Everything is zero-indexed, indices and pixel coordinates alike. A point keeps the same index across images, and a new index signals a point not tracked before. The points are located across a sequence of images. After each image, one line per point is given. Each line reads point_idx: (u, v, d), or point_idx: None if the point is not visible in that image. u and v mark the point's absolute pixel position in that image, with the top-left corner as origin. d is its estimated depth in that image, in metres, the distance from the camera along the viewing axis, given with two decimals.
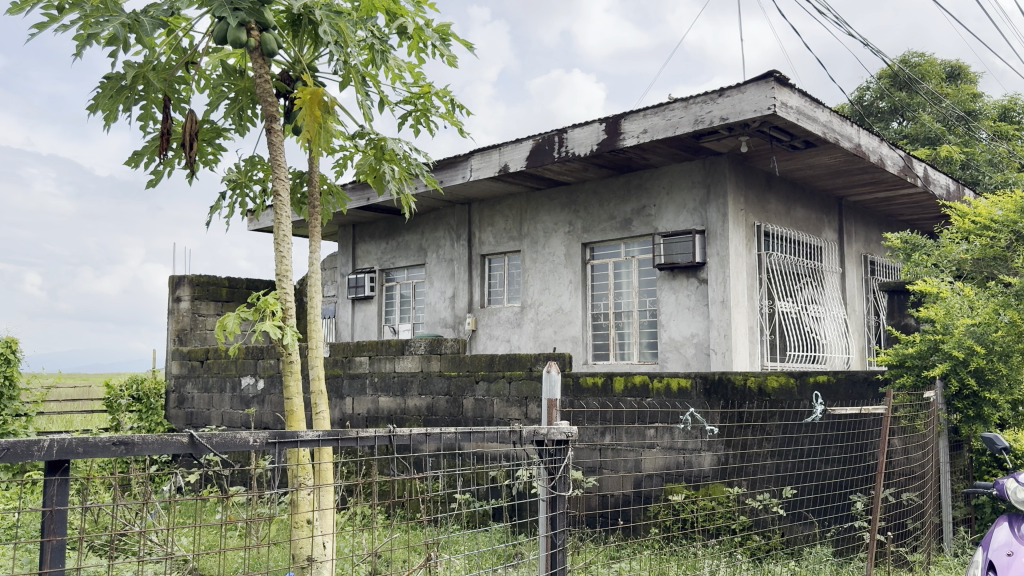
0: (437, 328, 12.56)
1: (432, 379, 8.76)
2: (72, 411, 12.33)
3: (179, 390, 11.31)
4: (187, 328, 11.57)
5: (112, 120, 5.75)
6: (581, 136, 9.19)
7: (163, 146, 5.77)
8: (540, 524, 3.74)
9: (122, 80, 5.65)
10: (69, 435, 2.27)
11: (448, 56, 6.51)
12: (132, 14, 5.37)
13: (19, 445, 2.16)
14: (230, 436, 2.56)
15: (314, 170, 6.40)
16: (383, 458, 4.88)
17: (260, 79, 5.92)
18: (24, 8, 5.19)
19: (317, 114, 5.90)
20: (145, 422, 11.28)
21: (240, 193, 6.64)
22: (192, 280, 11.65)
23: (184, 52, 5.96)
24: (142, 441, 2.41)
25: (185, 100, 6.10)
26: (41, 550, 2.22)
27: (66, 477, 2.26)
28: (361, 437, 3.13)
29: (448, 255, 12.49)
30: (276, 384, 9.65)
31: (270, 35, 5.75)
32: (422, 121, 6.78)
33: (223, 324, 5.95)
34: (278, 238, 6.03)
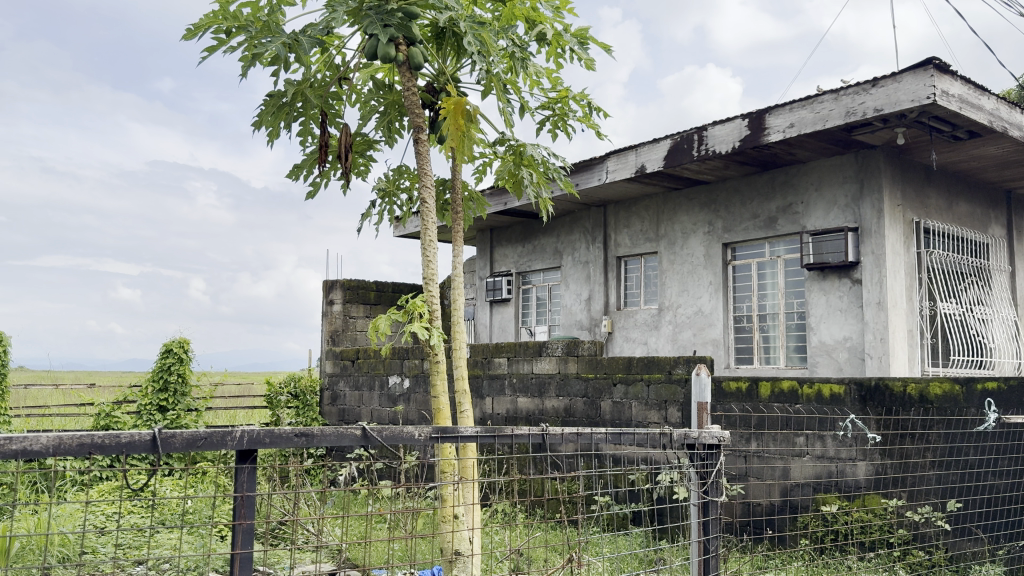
0: (573, 331, 12.61)
1: (570, 381, 8.81)
2: (237, 406, 13.22)
3: (332, 388, 11.92)
4: (339, 330, 12.14)
5: (275, 135, 6.17)
6: (723, 133, 8.99)
7: (320, 159, 6.13)
8: (692, 530, 3.70)
9: (282, 98, 6.04)
10: (256, 426, 2.49)
11: (587, 59, 6.56)
12: (292, 35, 5.74)
13: (215, 435, 2.37)
14: (399, 430, 2.75)
15: (457, 178, 6.59)
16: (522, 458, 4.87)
17: (408, 92, 6.16)
18: (197, 34, 5.66)
19: (461, 123, 6.08)
20: (302, 417, 11.96)
21: (389, 202, 6.95)
22: (343, 284, 12.25)
23: (337, 68, 6.30)
24: (320, 433, 2.60)
25: (339, 115, 6.45)
26: (233, 532, 2.43)
27: (254, 466, 2.46)
28: (515, 434, 3.24)
29: (584, 257, 12.51)
30: (420, 383, 10.00)
31: (417, 49, 5.99)
32: (560, 125, 6.85)
33: (375, 326, 6.21)
34: (425, 243, 6.24)
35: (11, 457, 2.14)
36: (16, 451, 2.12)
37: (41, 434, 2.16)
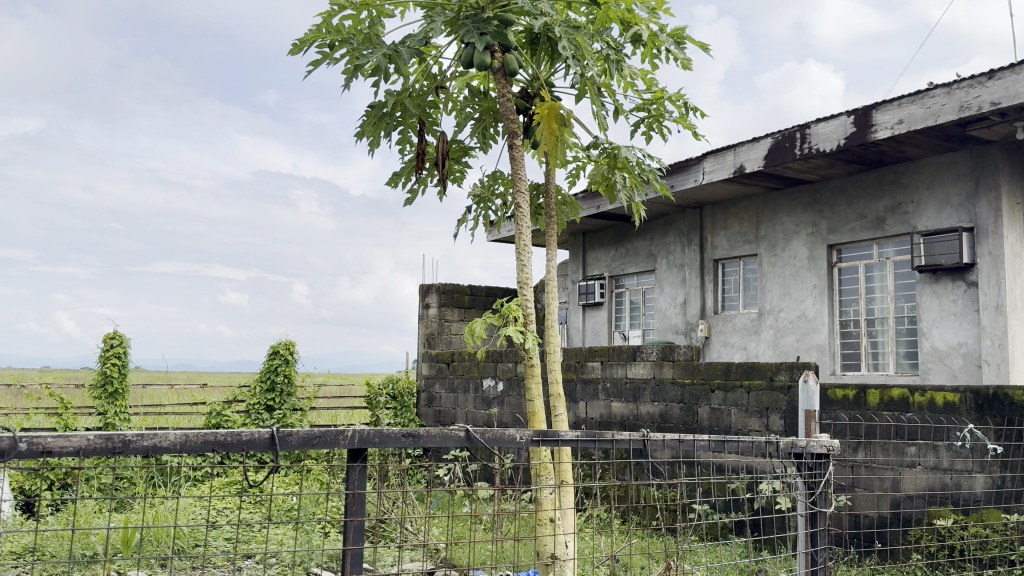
0: (668, 335, 12.45)
1: (666, 387, 8.70)
2: (338, 407, 13.64)
3: (429, 390, 12.14)
4: (435, 333, 12.36)
5: (375, 144, 6.35)
6: (826, 131, 8.71)
7: (418, 166, 6.26)
8: (799, 541, 3.61)
9: (383, 108, 6.21)
10: (366, 426, 2.58)
11: (683, 59, 6.48)
12: (392, 46, 5.89)
13: (329, 434, 2.47)
14: (501, 432, 2.82)
15: (551, 182, 6.61)
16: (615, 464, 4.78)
17: (503, 98, 6.23)
18: (303, 48, 5.89)
19: (555, 128, 6.10)
20: (400, 418, 12.24)
21: (484, 207, 7.04)
22: (439, 288, 12.45)
23: (434, 78, 6.43)
24: (426, 434, 2.68)
25: (436, 123, 6.57)
26: (345, 528, 2.53)
27: (365, 464, 2.56)
28: (617, 439, 3.23)
29: (680, 260, 12.33)
30: (515, 387, 10.07)
31: (512, 55, 6.05)
32: (655, 126, 6.78)
33: (470, 329, 6.27)
34: (519, 248, 6.28)
35: (144, 452, 2.28)
36: (148, 447, 2.26)
37: (170, 431, 2.29)
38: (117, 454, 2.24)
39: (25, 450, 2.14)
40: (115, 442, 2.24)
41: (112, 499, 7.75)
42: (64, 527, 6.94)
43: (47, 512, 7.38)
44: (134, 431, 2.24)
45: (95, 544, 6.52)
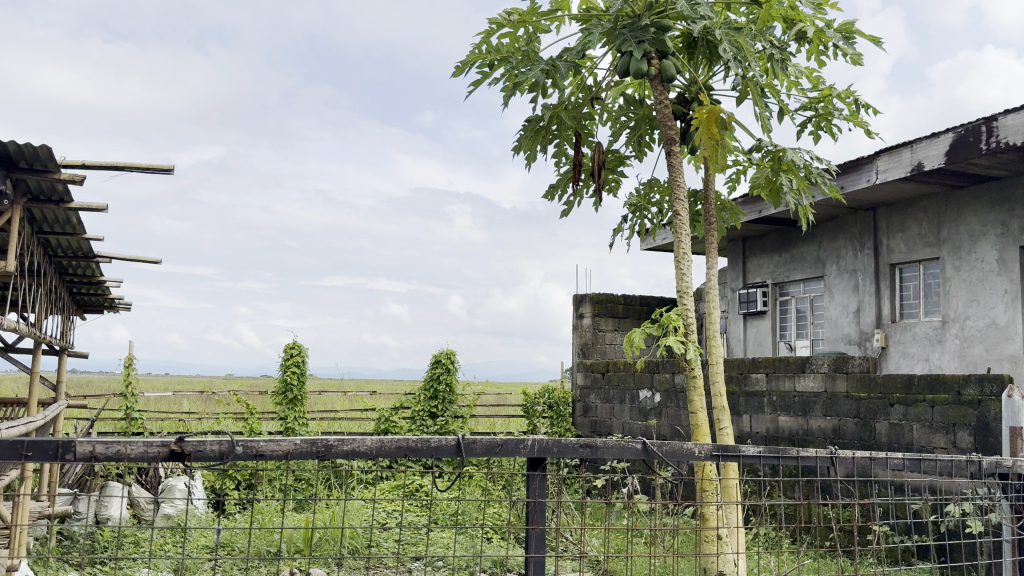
0: (839, 345, 11.84)
1: (839, 400, 8.26)
2: (496, 415, 13.92)
3: (584, 400, 12.16)
4: (589, 342, 12.34)
5: (532, 158, 6.43)
6: (1017, 123, 7.99)
7: (575, 177, 6.28)
8: (1005, 567, 3.37)
9: (540, 122, 6.28)
10: (545, 436, 2.64)
11: (853, 54, 6.15)
12: (550, 61, 5.95)
13: (510, 442, 2.56)
14: (678, 445, 2.81)
15: (710, 188, 6.44)
16: (786, 480, 4.53)
17: (660, 105, 6.13)
18: (464, 70, 6.08)
19: (715, 132, 5.94)
20: (556, 428, 12.33)
21: (640, 216, 6.97)
22: (593, 298, 12.42)
23: (590, 89, 6.44)
24: (604, 445, 2.69)
25: (592, 134, 6.58)
26: (527, 535, 2.61)
27: (544, 474, 2.62)
28: (801, 456, 3.12)
29: (851, 265, 11.70)
30: (673, 398, 9.90)
31: (670, 61, 5.96)
32: (823, 126, 6.48)
33: (629, 339, 6.17)
34: (678, 257, 6.13)
35: (343, 456, 2.45)
36: (347, 452, 2.43)
37: (366, 437, 2.45)
38: (319, 458, 2.41)
39: (241, 452, 2.36)
40: (318, 447, 2.41)
41: (293, 499, 8.27)
42: (252, 524, 7.49)
43: (237, 510, 7.98)
44: (334, 436, 2.41)
45: (279, 541, 6.98)
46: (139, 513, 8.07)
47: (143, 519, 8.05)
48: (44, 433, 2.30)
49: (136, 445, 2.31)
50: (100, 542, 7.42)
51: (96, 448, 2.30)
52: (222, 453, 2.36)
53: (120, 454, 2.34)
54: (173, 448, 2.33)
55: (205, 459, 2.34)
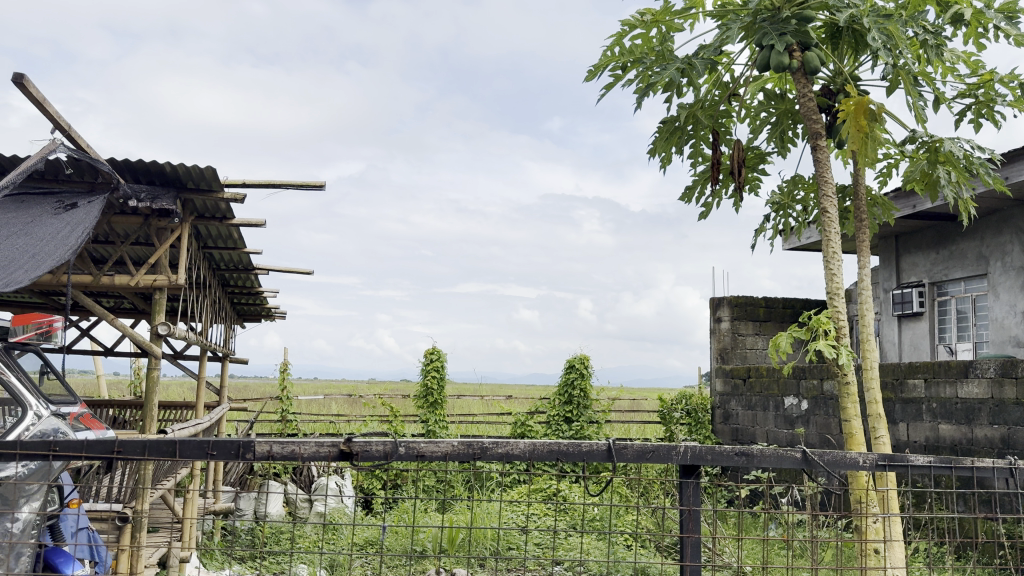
0: (1006, 348, 10.96)
1: (1007, 407, 7.64)
2: (632, 420, 13.79)
3: (724, 406, 11.87)
4: (728, 347, 12.00)
5: (668, 159, 6.31)
6: None
7: (713, 177, 6.11)
8: None
9: (675, 122, 6.15)
10: (698, 443, 2.59)
11: (1018, 34, 5.69)
12: (686, 59, 5.82)
13: (662, 448, 2.53)
14: (841, 454, 2.70)
15: (860, 183, 6.12)
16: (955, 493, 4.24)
17: (803, 99, 5.88)
18: (597, 73, 6.06)
19: (864, 124, 5.64)
20: (695, 435, 12.09)
21: (784, 215, 6.72)
22: (731, 301, 12.04)
23: (727, 86, 6.27)
24: (761, 453, 2.62)
25: (730, 132, 6.41)
26: (682, 544, 2.58)
27: (698, 480, 2.58)
28: (977, 466, 2.91)
29: (1017, 262, 10.80)
30: (821, 406, 9.48)
31: (813, 53, 5.71)
32: (984, 113, 6.02)
33: (776, 343, 5.96)
34: (827, 257, 5.86)
35: (498, 458, 2.53)
36: (501, 453, 2.50)
37: (520, 441, 2.51)
38: (476, 459, 2.51)
39: (403, 453, 2.50)
40: (474, 448, 2.52)
41: (436, 499, 8.51)
42: (397, 523, 7.80)
43: (382, 509, 8.31)
44: (489, 438, 2.50)
45: (424, 540, 7.21)
46: (295, 510, 8.55)
47: (298, 515, 8.53)
48: (226, 435, 2.54)
49: (308, 445, 2.53)
50: (260, 536, 7.90)
51: (272, 448, 2.52)
52: (386, 453, 2.52)
53: (294, 453, 2.55)
54: (342, 448, 2.53)
55: (371, 458, 2.51)
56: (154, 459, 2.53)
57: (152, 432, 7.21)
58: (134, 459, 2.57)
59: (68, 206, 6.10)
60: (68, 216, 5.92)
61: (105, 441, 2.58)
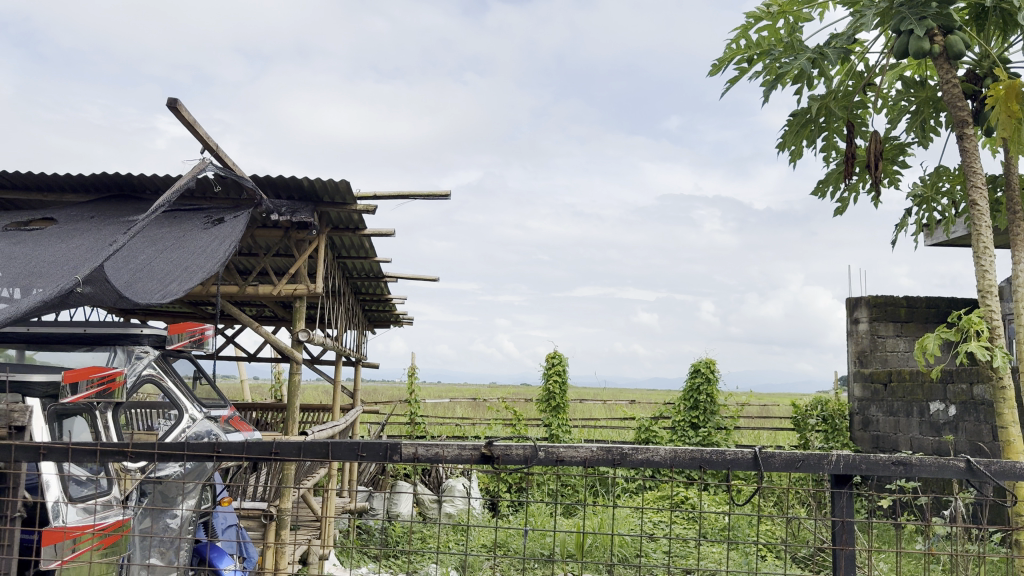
0: None
1: None
2: (762, 427, 13.39)
3: (863, 413, 11.34)
4: (867, 351, 11.45)
5: (799, 154, 6.06)
6: None
7: (849, 171, 5.83)
8: None
9: (807, 114, 5.91)
10: (851, 451, 2.48)
11: None
12: (817, 49, 5.57)
13: (813, 457, 2.43)
14: (1011, 466, 2.50)
15: (1013, 173, 5.69)
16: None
17: (946, 86, 5.54)
18: (722, 68, 5.90)
19: (1015, 108, 5.24)
20: (832, 442, 11.64)
21: (927, 208, 6.33)
22: (869, 301, 11.47)
23: (862, 76, 5.99)
24: (920, 462, 2.46)
25: (866, 124, 6.11)
26: (835, 556, 2.47)
27: (852, 491, 2.46)
28: None
29: None
30: (971, 412, 8.87)
31: (956, 36, 5.37)
32: None
33: (922, 345, 5.62)
34: (977, 252, 5.47)
35: (639, 465, 2.51)
36: (642, 460, 2.47)
37: (660, 447, 2.48)
38: (615, 465, 2.50)
39: (544, 457, 2.53)
40: (614, 454, 2.50)
41: (563, 504, 8.53)
42: (524, 527, 7.87)
43: (509, 512, 8.42)
44: (629, 444, 2.48)
45: (552, 544, 7.28)
46: (425, 511, 8.77)
47: (428, 516, 8.77)
48: (375, 438, 2.64)
49: (452, 448, 2.60)
50: (392, 535, 8.16)
51: (418, 450, 2.59)
52: (526, 457, 2.56)
53: (438, 455, 2.62)
54: (483, 452, 2.58)
55: (512, 462, 2.55)
56: (309, 460, 2.65)
57: (293, 433, 7.59)
58: (291, 460, 2.70)
59: (216, 221, 6.47)
60: (216, 230, 6.29)
61: (263, 442, 2.72)
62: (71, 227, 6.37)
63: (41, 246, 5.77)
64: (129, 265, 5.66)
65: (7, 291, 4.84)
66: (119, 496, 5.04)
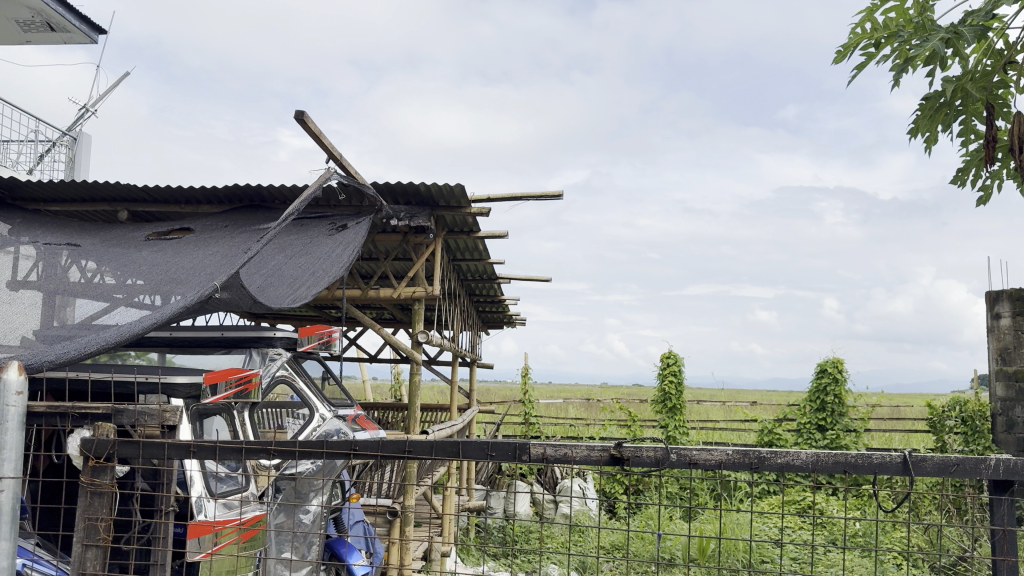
0: None
1: None
2: (895, 429, 12.80)
3: (1007, 414, 10.60)
4: (1011, 347, 10.49)
5: (933, 141, 5.70)
6: None
7: (990, 156, 5.43)
8: None
9: (940, 98, 5.56)
10: (1012, 456, 2.32)
11: None
12: (951, 28, 5.21)
13: (969, 463, 2.28)
14: None
15: None
16: None
17: None
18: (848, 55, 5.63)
19: None
20: (972, 445, 10.98)
21: None
22: (1011, 294, 10.50)
23: (1002, 54, 5.58)
24: None
25: (1008, 104, 5.69)
26: (995, 568, 2.30)
27: (1014, 498, 2.31)
28: None
29: None
30: None
31: None
32: None
33: None
34: None
35: (777, 469, 2.42)
36: (781, 464, 2.39)
37: (801, 451, 2.38)
38: (753, 469, 2.42)
39: (676, 460, 2.48)
40: (751, 458, 2.42)
41: (683, 508, 8.39)
42: (643, 530, 7.82)
43: (628, 514, 8.36)
44: (767, 448, 2.39)
45: (674, 548, 7.17)
46: (542, 511, 8.81)
47: (545, 516, 8.83)
48: (503, 438, 2.64)
49: (580, 449, 2.58)
50: (511, 534, 8.25)
51: (546, 450, 2.59)
52: (658, 460, 2.52)
53: (566, 456, 2.60)
54: (613, 453, 2.56)
55: (643, 464, 2.52)
56: (439, 459, 2.68)
57: (414, 433, 7.79)
58: (422, 458, 2.74)
59: (340, 227, 6.71)
60: (340, 236, 6.52)
61: (397, 441, 2.78)
62: (206, 236, 6.74)
63: (180, 254, 6.13)
64: (260, 271, 5.93)
65: (150, 298, 5.16)
66: (255, 492, 5.28)
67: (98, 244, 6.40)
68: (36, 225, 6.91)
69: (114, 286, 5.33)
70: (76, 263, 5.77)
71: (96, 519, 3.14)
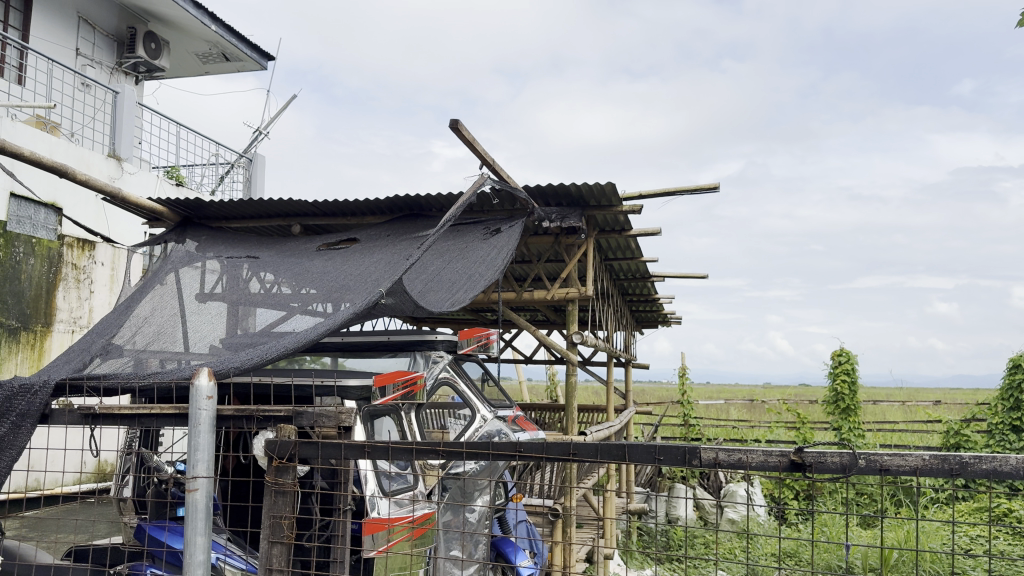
0: None
1: None
2: None
3: None
4: None
5: None
6: None
7: None
8: None
9: None
10: None
11: None
12: None
13: None
14: None
15: None
16: None
17: None
18: None
19: None
20: None
21: None
22: None
23: None
24: None
25: None
26: None
27: None
28: None
29: None
30: None
31: None
32: None
33: None
34: None
35: (983, 475, 2.20)
36: (988, 470, 2.17)
37: (1011, 456, 2.15)
38: (954, 475, 2.23)
39: (865, 466, 2.30)
40: (951, 463, 2.22)
41: (859, 514, 7.90)
42: (816, 537, 7.43)
43: (799, 520, 7.98)
44: (971, 453, 2.18)
45: (850, 558, 6.78)
46: (706, 516, 8.57)
47: (709, 520, 8.59)
48: (671, 441, 2.56)
49: (756, 453, 2.45)
50: (674, 538, 8.08)
51: (719, 455, 2.48)
52: (844, 466, 2.35)
53: (740, 462, 2.48)
54: (793, 458, 2.41)
55: (827, 471, 2.36)
56: (606, 462, 2.65)
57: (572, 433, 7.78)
58: (588, 460, 2.70)
59: (494, 231, 6.80)
60: (495, 240, 6.62)
61: (562, 443, 2.76)
62: (370, 244, 7.05)
63: (347, 263, 6.45)
64: (422, 276, 6.13)
65: (322, 305, 5.46)
66: (423, 491, 5.43)
67: (274, 256, 6.85)
68: (220, 241, 7.48)
69: (290, 295, 5.69)
70: (257, 275, 6.21)
71: (281, 517, 3.31)
